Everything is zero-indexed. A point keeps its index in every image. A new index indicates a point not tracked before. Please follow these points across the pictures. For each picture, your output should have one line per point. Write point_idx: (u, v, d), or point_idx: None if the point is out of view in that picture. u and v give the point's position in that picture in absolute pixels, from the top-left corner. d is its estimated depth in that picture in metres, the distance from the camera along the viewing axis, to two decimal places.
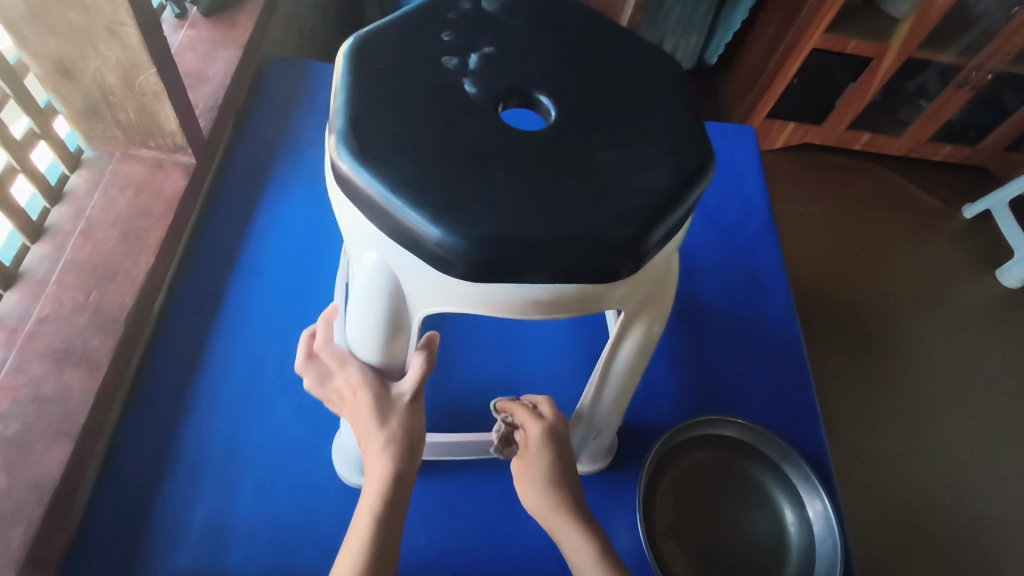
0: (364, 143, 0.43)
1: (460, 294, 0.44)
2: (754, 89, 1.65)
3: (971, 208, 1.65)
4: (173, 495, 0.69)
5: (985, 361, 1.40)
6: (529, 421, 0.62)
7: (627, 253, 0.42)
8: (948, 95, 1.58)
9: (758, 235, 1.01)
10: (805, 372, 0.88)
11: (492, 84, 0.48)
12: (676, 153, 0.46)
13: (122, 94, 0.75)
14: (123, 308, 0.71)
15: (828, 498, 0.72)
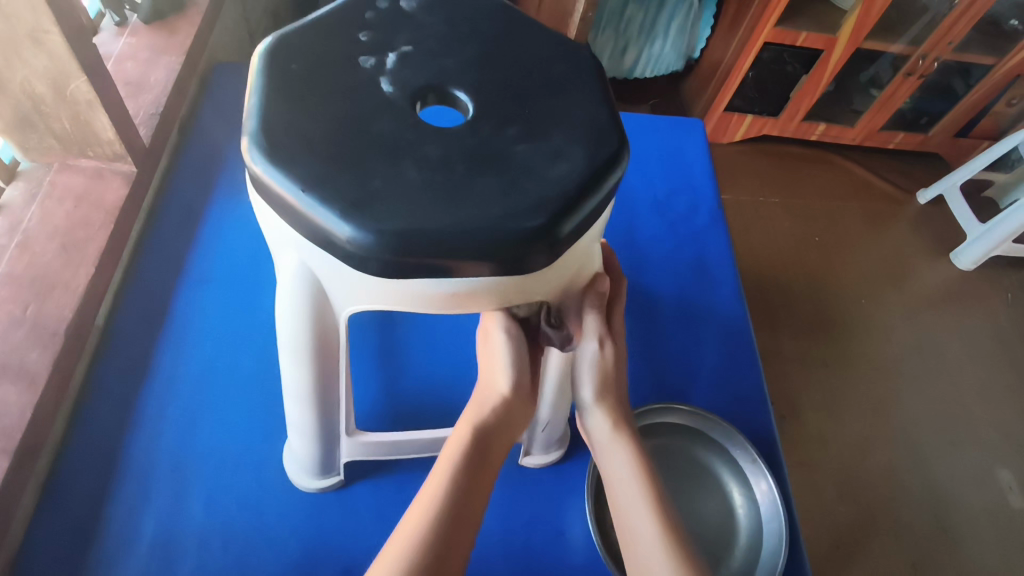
0: (276, 144, 0.43)
1: (379, 291, 0.45)
2: (711, 85, 1.68)
3: (925, 193, 1.69)
4: (120, 508, 0.69)
5: (940, 342, 1.44)
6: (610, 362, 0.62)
7: (539, 242, 0.42)
8: (898, 84, 1.61)
9: (707, 225, 1.03)
10: (754, 358, 0.90)
11: (409, 81, 0.48)
12: (589, 144, 0.47)
13: (54, 103, 0.74)
14: (62, 320, 0.71)
15: (772, 478, 0.73)
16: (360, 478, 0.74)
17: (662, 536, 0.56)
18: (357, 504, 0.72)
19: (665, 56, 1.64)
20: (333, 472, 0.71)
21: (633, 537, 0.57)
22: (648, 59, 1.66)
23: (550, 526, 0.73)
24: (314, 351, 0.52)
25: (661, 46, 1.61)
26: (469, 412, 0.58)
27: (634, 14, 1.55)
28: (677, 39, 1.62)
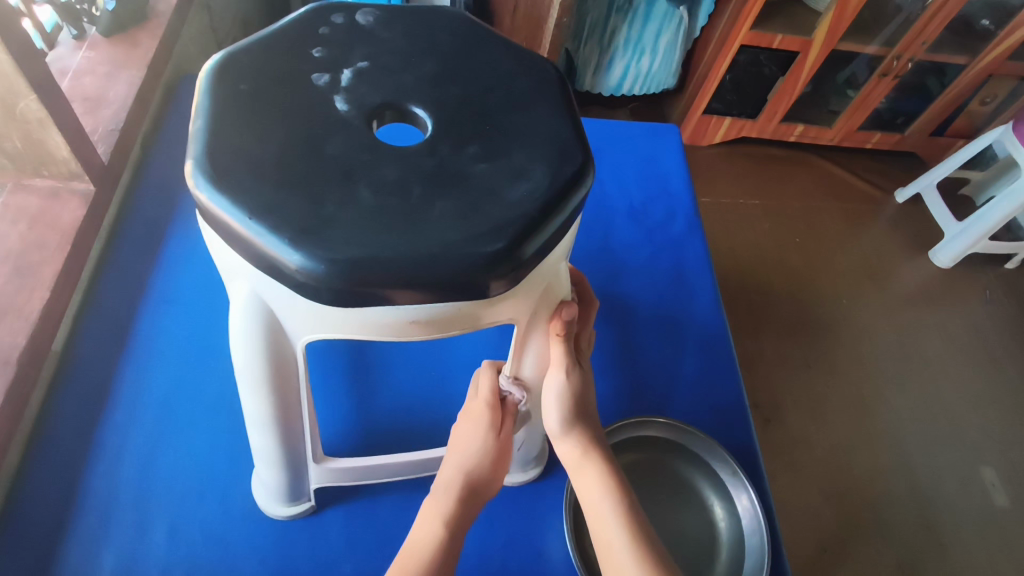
0: (222, 168, 0.41)
1: (334, 319, 0.43)
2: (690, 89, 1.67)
3: (903, 192, 1.70)
4: (79, 542, 0.66)
5: (920, 341, 1.44)
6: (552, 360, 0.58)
7: (499, 266, 0.41)
8: (873, 85, 1.62)
9: (684, 232, 1.02)
10: (733, 367, 0.89)
11: (363, 98, 0.47)
12: (551, 160, 0.45)
13: (4, 121, 0.71)
14: (15, 347, 0.68)
15: (753, 492, 0.72)
16: (333, 503, 0.72)
17: (639, 557, 0.55)
18: (329, 530, 0.70)
19: (656, 73, 1.59)
20: (304, 498, 0.68)
21: (617, 570, 0.55)
22: (636, 75, 1.58)
23: (529, 546, 0.71)
24: (271, 382, 0.49)
25: (650, 61, 1.55)
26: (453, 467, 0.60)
27: (620, 28, 1.48)
28: (667, 53, 1.54)
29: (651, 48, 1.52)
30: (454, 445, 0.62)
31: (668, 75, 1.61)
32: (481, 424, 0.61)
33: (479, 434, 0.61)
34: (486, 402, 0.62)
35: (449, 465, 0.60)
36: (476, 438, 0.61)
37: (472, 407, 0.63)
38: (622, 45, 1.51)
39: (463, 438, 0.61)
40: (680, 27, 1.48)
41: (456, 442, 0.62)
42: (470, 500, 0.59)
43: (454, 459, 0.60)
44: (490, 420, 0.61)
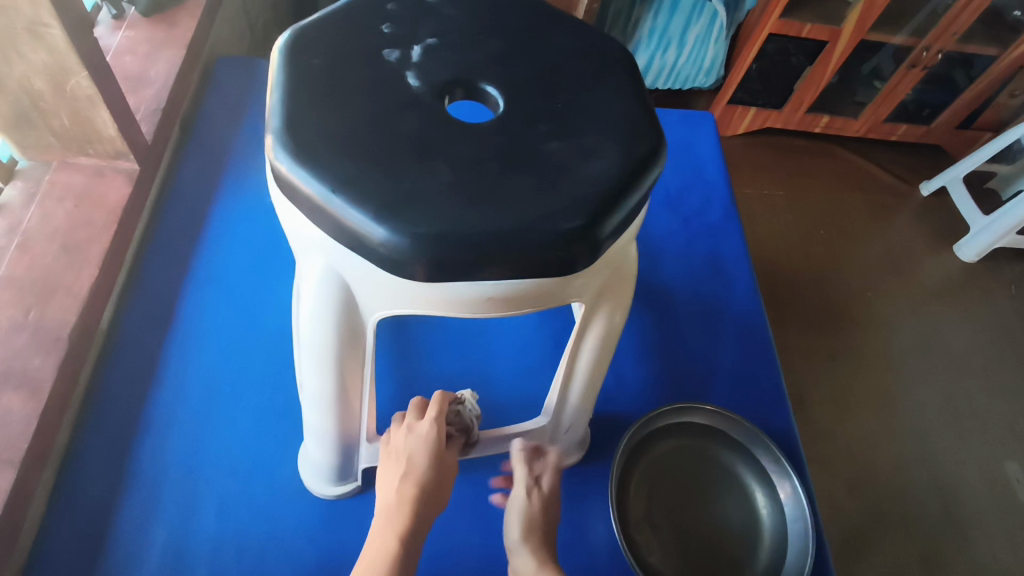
0: (302, 141, 0.41)
1: (410, 294, 0.43)
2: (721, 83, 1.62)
3: (927, 185, 1.68)
4: (129, 519, 0.66)
5: (946, 335, 1.43)
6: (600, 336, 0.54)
7: (579, 244, 0.40)
8: (900, 77, 1.60)
9: (721, 220, 1.01)
10: (772, 357, 0.88)
11: (434, 75, 0.46)
12: (626, 139, 0.45)
13: (53, 99, 0.71)
14: (65, 324, 0.68)
15: (797, 479, 0.72)
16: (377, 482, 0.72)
17: None
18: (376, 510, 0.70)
19: (683, 67, 1.53)
20: (350, 478, 0.69)
21: None
22: (661, 68, 1.52)
23: (572, 529, 0.72)
24: (338, 359, 0.49)
25: (676, 54, 1.50)
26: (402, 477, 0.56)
27: (643, 20, 1.46)
28: (696, 47, 1.48)
29: (678, 41, 1.47)
30: (398, 462, 0.57)
31: (699, 72, 1.54)
32: (433, 453, 0.58)
33: (432, 462, 0.58)
34: (432, 433, 0.59)
35: (400, 482, 0.56)
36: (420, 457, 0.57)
37: (419, 431, 0.59)
38: (645, 36, 1.48)
39: (412, 458, 0.57)
40: (709, 20, 1.42)
41: (402, 464, 0.57)
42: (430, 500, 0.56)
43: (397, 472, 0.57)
44: (436, 448, 0.58)
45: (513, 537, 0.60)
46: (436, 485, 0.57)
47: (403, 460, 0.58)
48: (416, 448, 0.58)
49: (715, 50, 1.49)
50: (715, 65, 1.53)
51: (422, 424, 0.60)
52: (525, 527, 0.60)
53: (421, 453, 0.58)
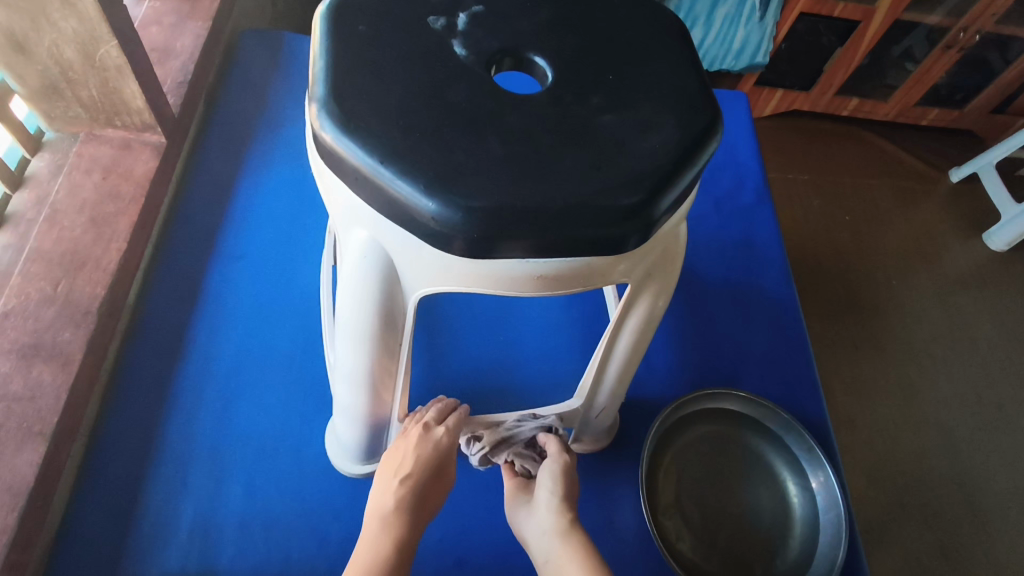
0: (348, 110, 0.39)
1: (456, 271, 0.41)
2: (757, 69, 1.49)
3: (957, 172, 1.58)
4: (157, 494, 0.65)
5: (976, 326, 1.35)
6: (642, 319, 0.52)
7: (634, 221, 0.39)
8: (935, 59, 1.51)
9: (753, 204, 0.98)
10: (804, 344, 0.86)
11: (483, 44, 0.44)
12: (682, 114, 0.43)
13: (81, 69, 0.70)
14: (94, 298, 0.68)
15: (832, 469, 0.71)
16: None
17: None
18: None
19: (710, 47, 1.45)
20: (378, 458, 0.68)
21: None
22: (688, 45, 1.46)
23: (600, 514, 0.71)
24: (376, 337, 0.48)
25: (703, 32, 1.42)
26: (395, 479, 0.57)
27: None
28: (724, 25, 1.39)
29: (706, 18, 1.39)
30: (402, 461, 0.57)
31: (729, 54, 1.42)
32: (440, 463, 0.58)
33: (436, 471, 0.58)
34: (445, 443, 0.59)
35: (395, 483, 0.56)
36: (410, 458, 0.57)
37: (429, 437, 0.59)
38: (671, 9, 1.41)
39: (418, 461, 0.57)
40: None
41: (404, 463, 0.57)
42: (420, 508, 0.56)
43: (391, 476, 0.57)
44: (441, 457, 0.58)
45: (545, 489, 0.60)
46: (429, 490, 0.57)
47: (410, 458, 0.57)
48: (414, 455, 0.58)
49: (745, 29, 1.38)
50: (746, 48, 1.40)
51: (436, 431, 0.60)
52: (560, 488, 0.59)
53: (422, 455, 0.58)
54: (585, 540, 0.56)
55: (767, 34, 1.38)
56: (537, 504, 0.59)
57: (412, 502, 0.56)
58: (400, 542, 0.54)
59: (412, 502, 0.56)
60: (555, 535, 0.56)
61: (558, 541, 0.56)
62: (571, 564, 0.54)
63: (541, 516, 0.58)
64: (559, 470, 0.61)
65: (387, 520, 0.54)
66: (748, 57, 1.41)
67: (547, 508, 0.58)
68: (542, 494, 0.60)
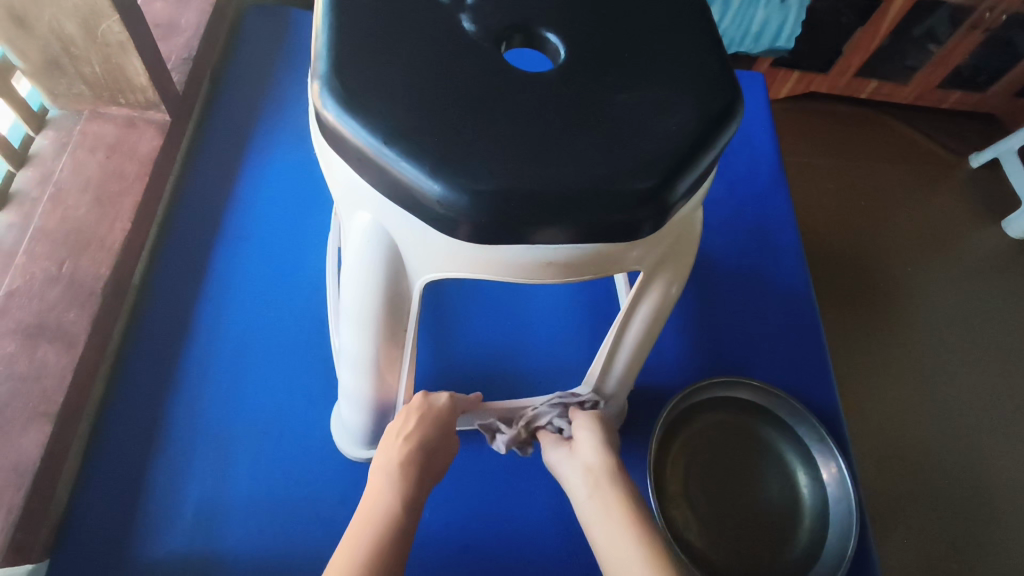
0: (351, 87, 0.38)
1: (463, 255, 0.40)
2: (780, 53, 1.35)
3: (978, 157, 1.53)
4: (162, 476, 0.65)
5: (992, 314, 1.32)
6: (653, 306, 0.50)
7: (649, 206, 0.37)
8: (960, 39, 1.46)
9: (768, 187, 0.96)
10: (817, 332, 0.84)
11: (492, 19, 0.43)
12: (700, 93, 0.41)
13: (84, 45, 0.69)
14: (99, 278, 0.67)
15: (843, 460, 0.70)
16: None
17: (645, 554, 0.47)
18: None
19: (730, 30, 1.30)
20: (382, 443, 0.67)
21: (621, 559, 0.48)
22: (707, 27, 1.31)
23: None
24: (380, 322, 0.47)
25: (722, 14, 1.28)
26: (399, 436, 0.56)
27: None
28: (742, 6, 1.24)
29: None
30: (405, 422, 0.57)
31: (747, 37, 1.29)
32: (445, 427, 0.58)
33: (441, 432, 0.58)
34: (447, 408, 0.60)
35: (399, 442, 0.56)
36: (414, 421, 0.57)
37: (432, 401, 0.60)
38: None
39: (422, 422, 0.58)
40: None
41: (404, 425, 0.57)
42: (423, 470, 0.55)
43: (396, 435, 0.56)
44: (447, 423, 0.59)
45: (589, 432, 0.58)
46: (435, 448, 0.57)
47: (413, 420, 0.58)
48: (419, 415, 0.58)
49: (766, 11, 1.24)
50: (767, 31, 1.27)
51: (438, 398, 0.61)
52: (603, 434, 0.58)
53: (426, 418, 0.58)
54: (627, 484, 0.54)
55: (791, 17, 1.25)
56: (578, 444, 0.58)
57: (417, 465, 0.54)
58: (408, 497, 0.52)
59: (414, 461, 0.55)
60: (601, 475, 0.54)
61: (601, 482, 0.54)
62: (614, 503, 0.52)
63: (583, 455, 0.57)
64: (603, 423, 0.60)
65: (393, 477, 0.53)
66: (769, 41, 1.28)
67: (591, 447, 0.57)
68: (585, 436, 0.58)
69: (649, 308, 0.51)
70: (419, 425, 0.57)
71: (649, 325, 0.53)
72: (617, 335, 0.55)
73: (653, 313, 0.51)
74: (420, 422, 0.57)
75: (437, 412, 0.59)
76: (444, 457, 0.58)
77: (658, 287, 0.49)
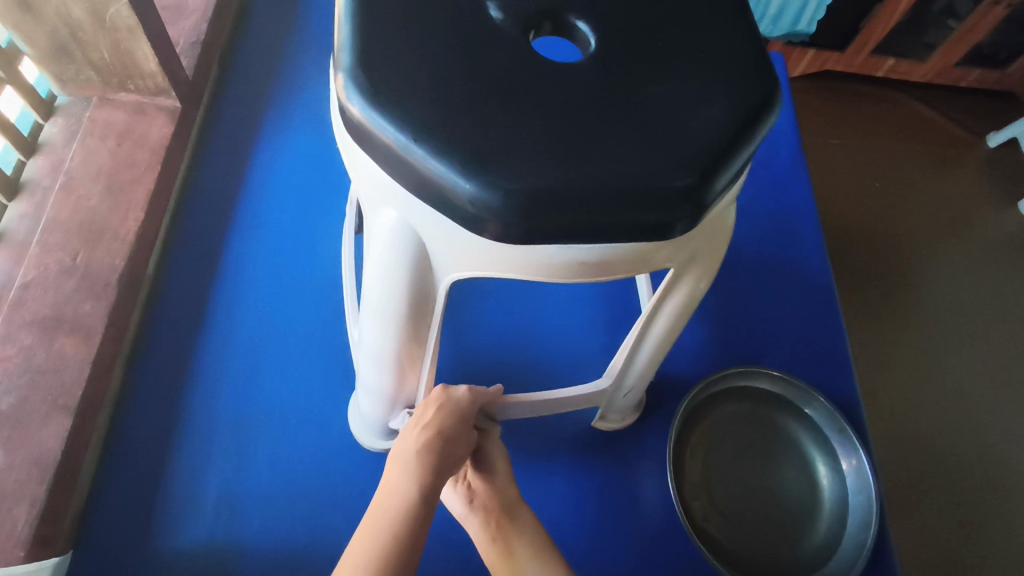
0: (377, 81, 0.37)
1: (491, 256, 0.39)
2: (800, 34, 1.30)
3: (995, 136, 1.50)
4: (183, 467, 0.65)
5: (1007, 298, 1.30)
6: (678, 305, 0.50)
7: (686, 204, 0.36)
8: (980, 15, 1.40)
9: (788, 172, 0.94)
10: (836, 321, 0.83)
11: (521, 6, 0.41)
12: (739, 85, 0.40)
13: (92, 30, 0.67)
14: (114, 269, 0.67)
15: (865, 453, 0.69)
16: None
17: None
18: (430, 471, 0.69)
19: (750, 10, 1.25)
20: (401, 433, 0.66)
21: None
22: None
23: (623, 492, 0.70)
24: (404, 319, 0.46)
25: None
26: (420, 429, 0.55)
27: None
28: None
29: None
30: (424, 412, 0.56)
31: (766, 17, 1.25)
32: (464, 418, 0.57)
33: (460, 423, 0.56)
34: (468, 399, 0.58)
35: (418, 433, 0.54)
36: (431, 413, 0.56)
37: (452, 395, 0.57)
38: None
39: (441, 413, 0.56)
40: None
41: (423, 416, 0.56)
42: (445, 462, 0.54)
43: (417, 424, 0.55)
44: (467, 416, 0.57)
45: (489, 464, 0.60)
46: (455, 439, 0.55)
47: (431, 412, 0.56)
48: (438, 407, 0.56)
49: None
50: (786, 14, 1.22)
51: (458, 389, 0.59)
52: (505, 463, 0.61)
53: (444, 410, 0.56)
54: (530, 515, 0.59)
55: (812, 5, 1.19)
56: (478, 480, 0.60)
57: (439, 457, 0.53)
58: (423, 490, 0.51)
59: (433, 452, 0.53)
60: (503, 513, 0.58)
61: (505, 519, 0.58)
62: (522, 537, 0.57)
63: (484, 493, 0.59)
64: (500, 449, 0.62)
65: (413, 467, 0.52)
66: (788, 24, 1.25)
67: (495, 482, 0.60)
68: (483, 470, 0.60)
69: (674, 306, 0.50)
70: (437, 418, 0.55)
71: (676, 320, 0.52)
72: (640, 330, 0.54)
73: (678, 311, 0.50)
74: (438, 414, 0.56)
75: (456, 406, 0.57)
76: (464, 445, 0.56)
77: (683, 287, 0.48)
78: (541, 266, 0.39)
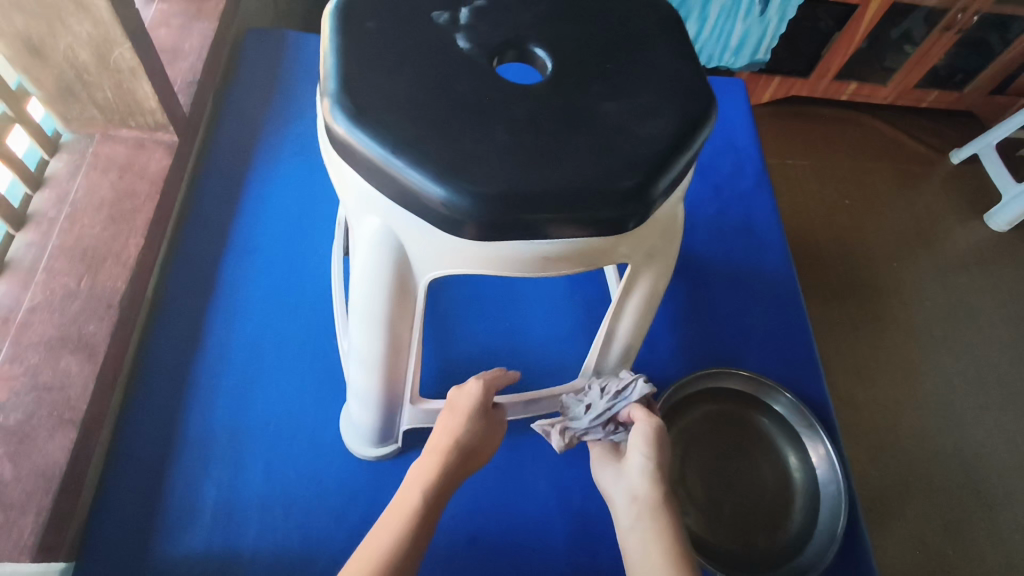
0: (360, 103, 0.42)
1: (465, 254, 0.44)
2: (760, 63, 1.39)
3: (959, 152, 1.58)
4: (180, 478, 0.68)
5: (973, 304, 1.36)
6: (640, 297, 0.54)
7: (634, 202, 0.41)
8: (933, 40, 1.48)
9: (752, 188, 1.00)
10: (803, 325, 0.88)
11: (485, 38, 0.47)
12: (680, 100, 0.45)
13: (97, 71, 0.73)
14: (116, 292, 0.71)
15: (831, 443, 0.74)
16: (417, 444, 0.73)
17: None
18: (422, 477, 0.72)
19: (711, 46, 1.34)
20: (391, 439, 0.69)
21: None
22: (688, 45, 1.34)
23: None
24: (389, 320, 0.50)
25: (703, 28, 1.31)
26: (443, 433, 0.58)
27: None
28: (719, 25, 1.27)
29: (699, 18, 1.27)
30: (449, 418, 0.59)
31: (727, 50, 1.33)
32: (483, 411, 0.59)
33: (479, 418, 0.59)
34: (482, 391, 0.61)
35: (443, 436, 0.58)
36: (454, 416, 0.59)
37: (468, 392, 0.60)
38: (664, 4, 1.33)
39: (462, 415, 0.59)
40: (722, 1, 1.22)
41: (447, 420, 0.59)
42: (461, 465, 0.57)
43: (444, 428, 0.58)
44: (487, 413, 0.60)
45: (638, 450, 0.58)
46: (474, 443, 0.58)
47: (455, 416, 0.59)
48: (458, 408, 0.60)
49: (744, 25, 1.26)
50: (746, 44, 1.31)
51: (471, 383, 0.61)
52: (651, 446, 0.58)
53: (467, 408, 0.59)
54: (670, 523, 0.54)
55: (769, 31, 1.28)
56: (629, 466, 0.58)
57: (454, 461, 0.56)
58: (435, 483, 0.55)
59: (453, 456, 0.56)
60: (646, 507, 0.55)
61: (643, 514, 0.55)
62: (657, 543, 0.53)
63: (632, 481, 0.57)
64: (656, 435, 0.58)
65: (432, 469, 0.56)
66: (749, 54, 1.33)
67: (640, 472, 0.57)
68: (635, 455, 0.58)
69: (636, 300, 0.55)
70: (459, 417, 0.59)
71: (639, 315, 0.56)
72: (612, 321, 0.57)
73: (641, 304, 0.55)
74: (461, 414, 0.59)
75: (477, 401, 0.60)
76: (485, 448, 0.59)
77: (646, 279, 0.52)
78: (517, 256, 0.43)
